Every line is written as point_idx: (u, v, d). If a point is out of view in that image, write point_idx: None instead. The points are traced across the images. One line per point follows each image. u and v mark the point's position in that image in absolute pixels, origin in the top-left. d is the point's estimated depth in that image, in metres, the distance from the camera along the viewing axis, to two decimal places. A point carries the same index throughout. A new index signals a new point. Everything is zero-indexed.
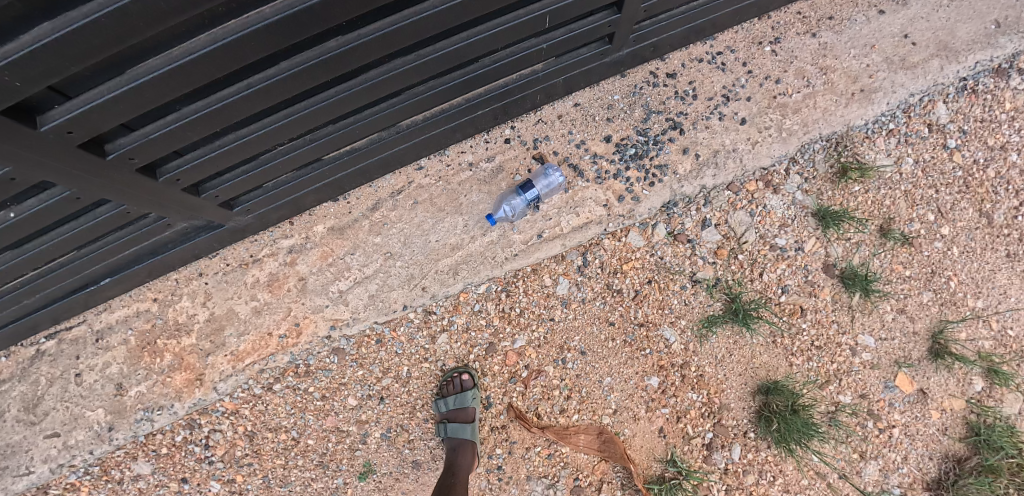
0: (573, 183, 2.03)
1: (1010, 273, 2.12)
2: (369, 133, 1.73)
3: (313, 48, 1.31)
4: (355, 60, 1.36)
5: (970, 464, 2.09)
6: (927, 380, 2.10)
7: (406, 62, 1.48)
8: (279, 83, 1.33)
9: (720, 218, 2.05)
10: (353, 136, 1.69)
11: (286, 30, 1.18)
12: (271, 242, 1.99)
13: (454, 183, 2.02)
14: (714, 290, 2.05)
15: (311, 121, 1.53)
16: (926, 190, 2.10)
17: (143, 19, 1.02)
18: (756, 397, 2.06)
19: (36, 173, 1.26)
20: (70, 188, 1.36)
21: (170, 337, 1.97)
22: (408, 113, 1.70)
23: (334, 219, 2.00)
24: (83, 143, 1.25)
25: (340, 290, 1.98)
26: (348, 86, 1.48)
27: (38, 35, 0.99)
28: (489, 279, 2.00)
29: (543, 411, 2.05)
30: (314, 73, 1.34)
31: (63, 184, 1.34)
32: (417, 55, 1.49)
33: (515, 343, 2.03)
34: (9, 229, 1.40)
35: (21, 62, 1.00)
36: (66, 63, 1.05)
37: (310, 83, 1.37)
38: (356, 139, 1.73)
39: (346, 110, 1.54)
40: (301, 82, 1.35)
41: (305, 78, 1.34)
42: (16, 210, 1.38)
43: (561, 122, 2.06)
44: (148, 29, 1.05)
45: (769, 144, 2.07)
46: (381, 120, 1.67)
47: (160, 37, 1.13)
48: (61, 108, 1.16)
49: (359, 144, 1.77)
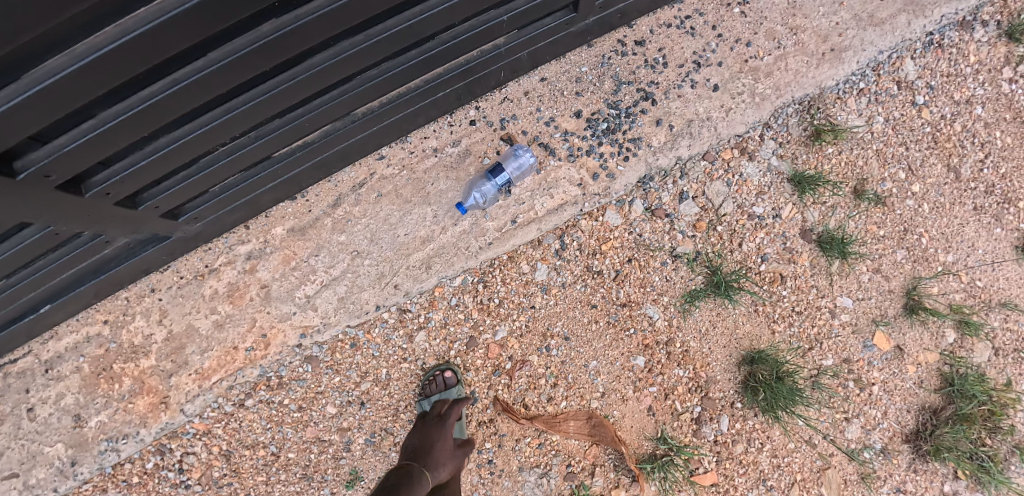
0: (545, 163, 1.95)
1: (976, 226, 2.20)
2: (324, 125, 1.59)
3: (244, 33, 1.14)
4: (296, 44, 1.21)
5: (945, 414, 2.13)
6: (903, 336, 2.13)
7: (355, 43, 1.34)
8: (212, 75, 1.17)
9: (697, 189, 2.02)
10: (304, 129, 1.55)
11: (211, 10, 1.02)
12: (226, 249, 1.86)
13: (419, 171, 1.89)
14: (694, 264, 2.02)
15: (254, 116, 1.38)
16: (897, 147, 2.14)
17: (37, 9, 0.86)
18: (741, 368, 2.03)
19: None
20: None
21: (128, 360, 1.83)
22: (364, 98, 1.56)
23: (294, 220, 1.87)
24: None
25: (306, 295, 1.87)
26: (293, 74, 1.33)
27: None
28: (464, 271, 1.90)
29: (530, 401, 1.96)
30: (251, 62, 1.19)
31: None
32: (366, 35, 1.34)
33: (497, 334, 1.94)
34: None
35: None
36: None
37: (249, 73, 1.22)
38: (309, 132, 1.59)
39: (293, 100, 1.39)
40: (237, 73, 1.20)
41: (241, 68, 1.19)
42: None
43: (528, 99, 1.95)
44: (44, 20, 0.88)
45: (743, 110, 2.02)
46: (334, 108, 1.53)
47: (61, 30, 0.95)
48: None
49: (313, 137, 1.62)
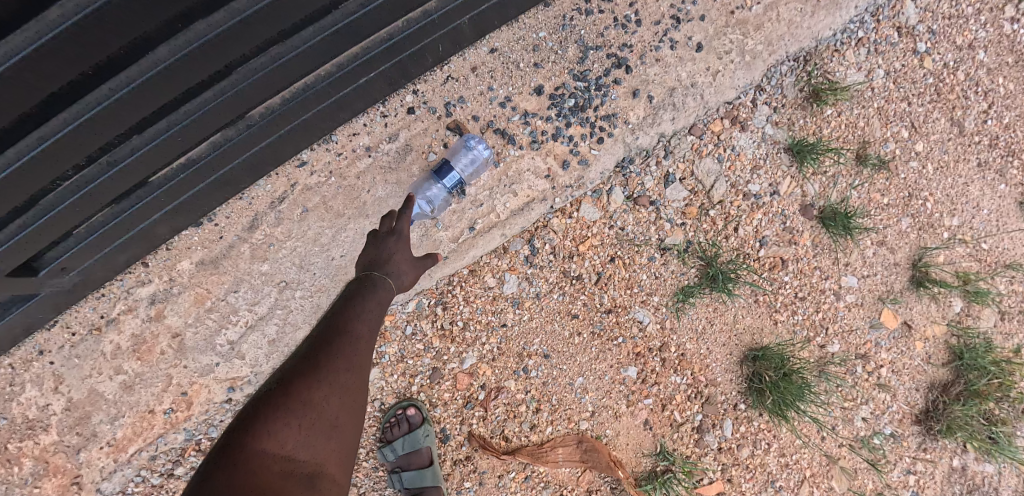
0: (504, 154, 1.63)
1: (981, 185, 2.03)
2: (205, 137, 1.22)
3: (15, 27, 0.82)
4: (110, 35, 0.89)
5: (956, 390, 1.99)
6: (911, 311, 1.95)
7: (211, 24, 0.99)
8: None
9: (685, 170, 1.74)
10: (178, 145, 1.19)
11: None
12: (124, 294, 1.49)
13: (351, 177, 1.54)
14: (686, 256, 1.76)
15: (91, 138, 1.03)
16: (898, 103, 1.92)
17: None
18: (743, 366, 1.82)
19: None
20: None
21: (24, 438, 1.50)
22: (252, 97, 1.20)
23: (202, 250, 1.50)
24: None
25: (229, 342, 1.55)
26: (128, 75, 0.97)
27: None
28: (418, 293, 1.60)
29: (510, 432, 1.70)
30: (46, 68, 0.87)
31: None
32: (224, 12, 0.99)
33: (465, 362, 1.65)
34: None
35: None
36: None
37: (50, 84, 0.90)
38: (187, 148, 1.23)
39: (140, 112, 1.05)
40: (28, 84, 0.88)
41: (36, 76, 0.87)
42: None
43: (477, 77, 1.60)
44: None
45: (732, 72, 1.72)
46: (211, 115, 1.17)
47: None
48: None
49: (196, 153, 1.26)
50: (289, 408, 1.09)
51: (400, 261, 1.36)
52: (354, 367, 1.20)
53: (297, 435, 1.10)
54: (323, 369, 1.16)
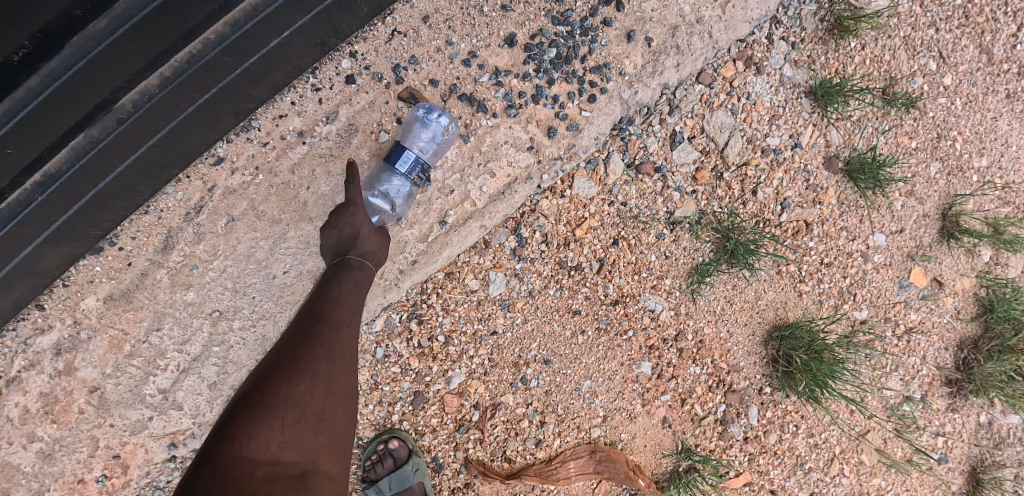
0: (475, 125, 1.31)
1: (1010, 117, 1.80)
2: (54, 133, 0.96)
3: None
4: None
5: (986, 346, 1.84)
6: (940, 265, 1.77)
7: None
8: None
9: (694, 127, 1.46)
10: (19, 145, 0.94)
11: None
12: (21, 347, 1.18)
13: (284, 171, 1.22)
14: (700, 229, 1.50)
15: None
16: (925, 30, 1.67)
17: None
18: (768, 346, 1.61)
19: None
20: None
21: None
22: (103, 74, 0.93)
23: (110, 281, 1.19)
24: None
25: (160, 390, 1.26)
26: None
27: None
28: (386, 308, 1.33)
29: (513, 452, 1.46)
30: None
31: None
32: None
33: (452, 382, 1.39)
34: None
35: None
36: None
37: None
38: (38, 154, 0.97)
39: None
40: None
41: None
42: None
43: (430, 28, 1.26)
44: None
45: (744, 2, 1.42)
46: (48, 106, 0.92)
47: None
48: None
49: (54, 163, 0.99)
50: (265, 405, 0.86)
51: (368, 234, 1.14)
52: (343, 352, 0.98)
53: (281, 434, 0.85)
54: (304, 360, 0.94)
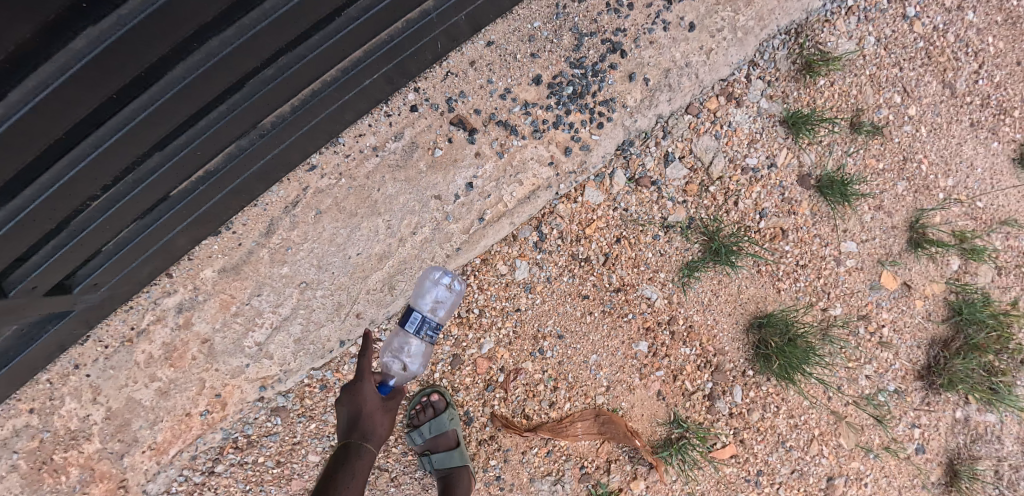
0: (507, 144, 1.68)
1: (974, 144, 2.07)
2: (219, 148, 1.32)
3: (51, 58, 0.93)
4: (128, 59, 1.00)
5: (955, 344, 2.07)
6: (909, 272, 2.02)
7: (223, 42, 1.11)
8: (24, 120, 0.95)
9: (684, 148, 1.78)
10: (195, 157, 1.29)
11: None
12: (151, 305, 1.56)
13: (361, 176, 1.60)
14: (689, 232, 1.81)
15: (115, 157, 1.14)
16: (890, 69, 1.96)
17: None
18: (750, 334, 1.89)
19: None
20: None
21: (68, 449, 1.58)
22: (261, 108, 1.30)
23: (224, 258, 1.57)
24: None
25: (257, 343, 1.62)
26: (148, 95, 1.10)
27: None
28: (434, 285, 1.68)
29: (531, 411, 1.78)
30: (76, 93, 0.98)
31: None
32: (234, 30, 1.11)
33: (483, 347, 1.73)
34: None
35: None
36: None
37: (76, 108, 1.00)
38: (207, 159, 1.32)
39: (164, 130, 1.17)
40: (55, 112, 0.98)
41: (66, 101, 0.98)
42: None
43: (475, 70, 1.65)
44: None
45: (725, 50, 1.76)
46: (227, 127, 1.28)
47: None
48: None
49: (214, 165, 1.34)
50: None
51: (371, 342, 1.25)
52: None
53: None
54: None
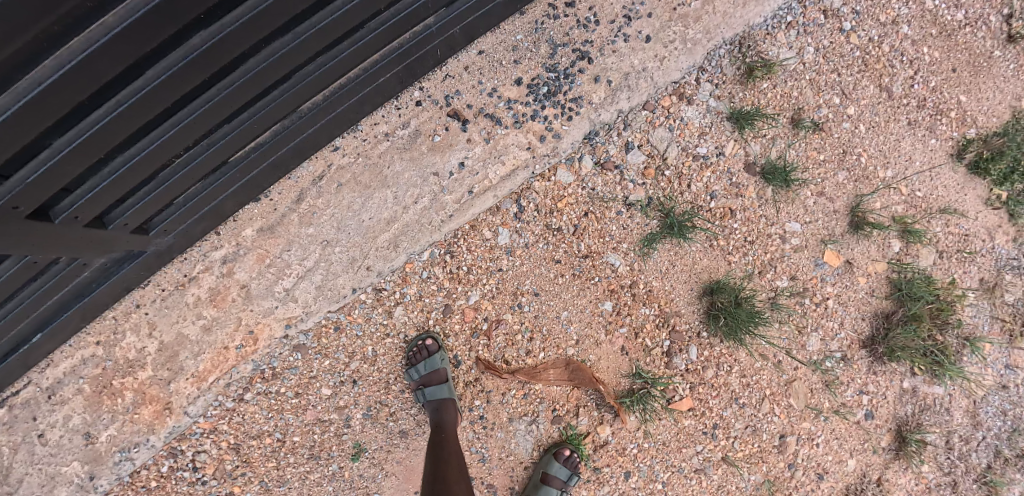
0: (493, 132, 2.05)
1: (912, 140, 2.32)
2: (269, 125, 1.68)
3: (176, 49, 1.27)
4: (225, 52, 1.34)
5: (897, 317, 2.31)
6: (852, 251, 2.28)
7: (285, 44, 1.46)
8: (151, 93, 1.28)
9: (642, 138, 2.13)
10: (253, 131, 1.64)
11: (167, 13, 1.14)
12: (202, 257, 1.92)
13: (374, 156, 1.98)
14: (648, 209, 2.13)
15: (200, 126, 1.48)
16: (829, 75, 2.24)
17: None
18: (702, 299, 2.18)
19: None
20: (30, 254, 1.40)
21: (126, 375, 1.91)
22: (304, 95, 1.66)
23: (261, 220, 1.94)
24: (30, 212, 1.31)
25: (285, 288, 1.97)
26: (229, 81, 1.45)
27: None
28: (430, 245, 2.04)
29: (510, 357, 2.10)
30: (187, 74, 1.31)
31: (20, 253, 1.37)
32: (294, 34, 1.46)
33: (470, 298, 2.07)
34: None
35: None
36: None
37: (184, 86, 1.33)
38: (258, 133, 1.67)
39: (236, 106, 1.51)
40: (171, 90, 1.31)
41: (179, 81, 1.31)
42: None
43: (469, 73, 2.03)
44: (6, 39, 0.99)
45: (676, 57, 2.11)
46: (279, 108, 1.63)
47: (66, 20, 1.04)
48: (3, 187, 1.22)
49: (263, 139, 1.71)
50: None
51: None
52: None
53: None
54: None
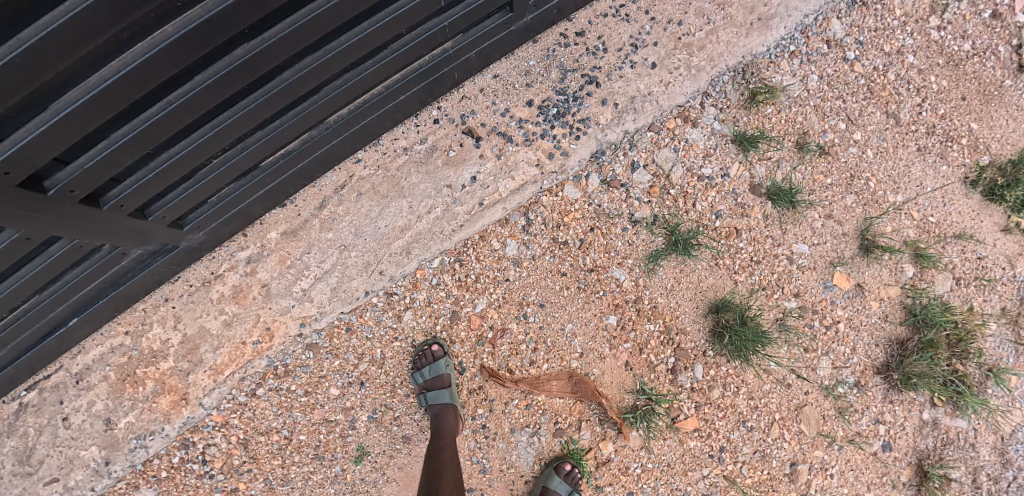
0: (504, 149, 2.16)
1: (922, 166, 2.32)
2: (298, 134, 1.79)
3: (222, 58, 1.38)
4: (264, 64, 1.43)
5: (911, 344, 2.26)
6: (862, 274, 2.27)
7: (316, 59, 1.56)
8: (197, 96, 1.40)
9: (647, 158, 2.21)
10: (284, 138, 1.75)
11: (218, 26, 1.25)
12: (228, 256, 2.05)
13: (393, 168, 2.11)
14: (654, 227, 2.18)
15: (237, 129, 1.60)
16: (834, 101, 2.28)
17: (75, 33, 1.09)
18: (708, 317, 2.19)
19: (41, 225, 1.43)
20: (76, 237, 1.55)
21: (148, 365, 2.02)
22: (332, 106, 1.76)
23: (286, 223, 2.06)
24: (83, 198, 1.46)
25: (303, 289, 2.07)
26: (266, 90, 1.55)
27: (61, 106, 1.22)
28: (441, 252, 2.13)
29: (514, 365, 2.15)
30: (229, 82, 1.41)
31: (69, 234, 1.52)
32: (325, 50, 1.56)
33: (477, 306, 2.14)
34: (27, 283, 1.60)
35: (56, 126, 1.24)
36: (37, 71, 1.11)
37: (227, 92, 1.44)
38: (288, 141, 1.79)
39: (271, 113, 1.62)
40: (214, 96, 1.42)
41: (222, 87, 1.42)
42: (41, 259, 1.58)
43: (484, 95, 2.15)
44: (85, 41, 1.11)
45: (681, 83, 2.21)
46: (308, 117, 1.74)
47: (133, 28, 1.19)
48: (62, 172, 1.38)
49: (292, 146, 1.83)
50: None
51: None
52: None
53: None
54: None
